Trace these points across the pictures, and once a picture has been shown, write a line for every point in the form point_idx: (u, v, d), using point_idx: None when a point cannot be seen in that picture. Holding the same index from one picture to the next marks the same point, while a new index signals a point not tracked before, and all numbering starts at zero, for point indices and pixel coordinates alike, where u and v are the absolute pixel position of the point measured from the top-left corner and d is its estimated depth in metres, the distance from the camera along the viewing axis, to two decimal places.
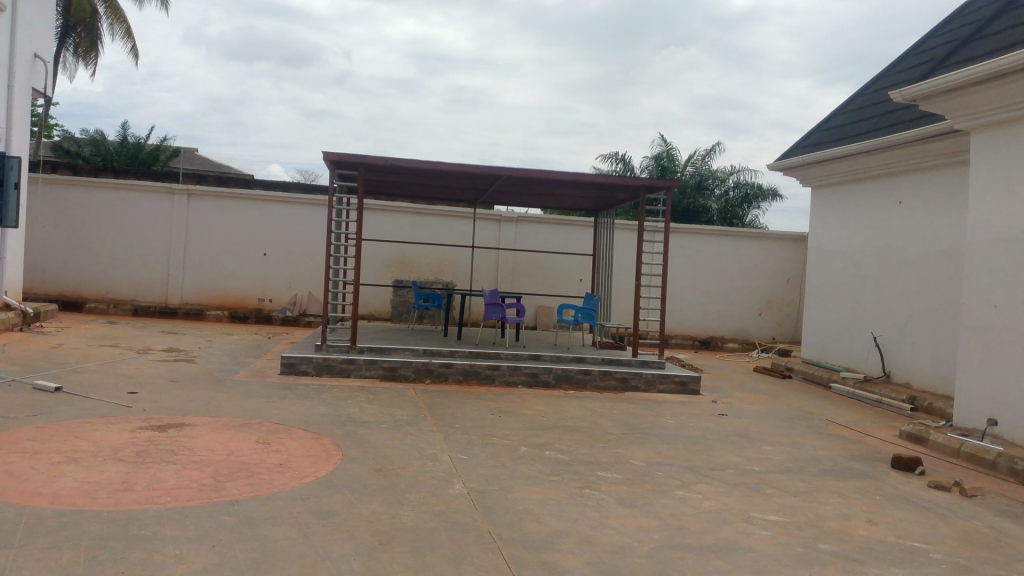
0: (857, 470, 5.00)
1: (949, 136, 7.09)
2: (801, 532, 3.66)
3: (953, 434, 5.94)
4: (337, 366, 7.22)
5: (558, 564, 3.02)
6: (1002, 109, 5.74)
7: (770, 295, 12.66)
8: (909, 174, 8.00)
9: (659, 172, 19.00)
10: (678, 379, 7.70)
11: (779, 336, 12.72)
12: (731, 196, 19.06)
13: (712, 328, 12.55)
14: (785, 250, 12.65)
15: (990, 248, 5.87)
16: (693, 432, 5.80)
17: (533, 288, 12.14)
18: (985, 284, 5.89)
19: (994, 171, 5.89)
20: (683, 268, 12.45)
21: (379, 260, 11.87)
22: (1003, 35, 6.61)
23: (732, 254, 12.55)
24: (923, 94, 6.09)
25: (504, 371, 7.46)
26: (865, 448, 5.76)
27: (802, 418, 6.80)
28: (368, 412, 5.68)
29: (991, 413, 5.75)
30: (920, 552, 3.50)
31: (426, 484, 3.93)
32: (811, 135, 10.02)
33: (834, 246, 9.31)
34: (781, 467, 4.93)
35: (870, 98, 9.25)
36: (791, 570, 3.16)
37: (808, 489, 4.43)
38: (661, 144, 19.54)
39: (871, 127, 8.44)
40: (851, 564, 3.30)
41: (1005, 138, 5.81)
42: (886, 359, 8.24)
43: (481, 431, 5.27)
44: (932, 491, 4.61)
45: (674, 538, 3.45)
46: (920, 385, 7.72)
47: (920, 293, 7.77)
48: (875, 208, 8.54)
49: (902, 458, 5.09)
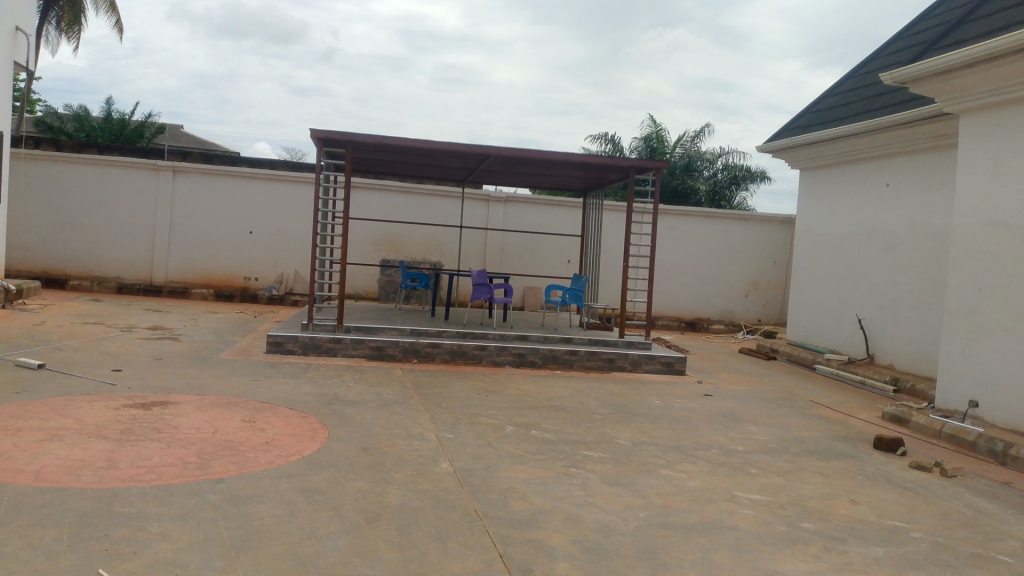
0: (840, 450, 5.06)
1: (938, 120, 7.12)
2: (784, 511, 3.70)
3: (935, 416, 6.00)
4: (323, 346, 7.20)
5: (543, 543, 3.04)
6: (993, 94, 5.76)
7: (756, 277, 12.72)
8: (897, 158, 8.03)
9: (648, 153, 19.00)
10: (664, 359, 7.75)
11: (764, 318, 12.79)
12: (719, 178, 19.11)
13: (698, 310, 12.58)
14: (771, 233, 12.69)
15: (977, 232, 5.91)
16: (679, 412, 5.83)
17: (521, 268, 12.14)
18: (971, 267, 5.93)
19: (984, 155, 5.91)
20: (671, 250, 12.46)
21: (367, 239, 11.81)
22: (994, 18, 6.61)
23: (720, 236, 12.56)
24: (914, 76, 6.11)
25: (491, 352, 7.46)
26: (849, 428, 5.82)
27: (786, 399, 6.86)
28: (354, 391, 5.66)
29: (973, 395, 5.82)
30: (901, 531, 3.55)
31: (412, 463, 3.93)
32: (801, 117, 10.02)
33: (821, 228, 9.34)
34: (765, 446, 4.97)
35: (860, 80, 9.25)
36: (775, 549, 3.20)
37: (792, 469, 4.47)
38: (650, 124, 19.56)
39: (861, 110, 8.44)
40: (833, 543, 3.34)
41: (995, 123, 5.83)
42: (870, 341, 8.30)
43: (467, 411, 5.28)
44: (913, 472, 4.66)
45: (658, 516, 3.47)
46: (904, 366, 7.79)
47: (906, 277, 7.82)
48: (863, 190, 8.57)
49: (884, 438, 5.13)
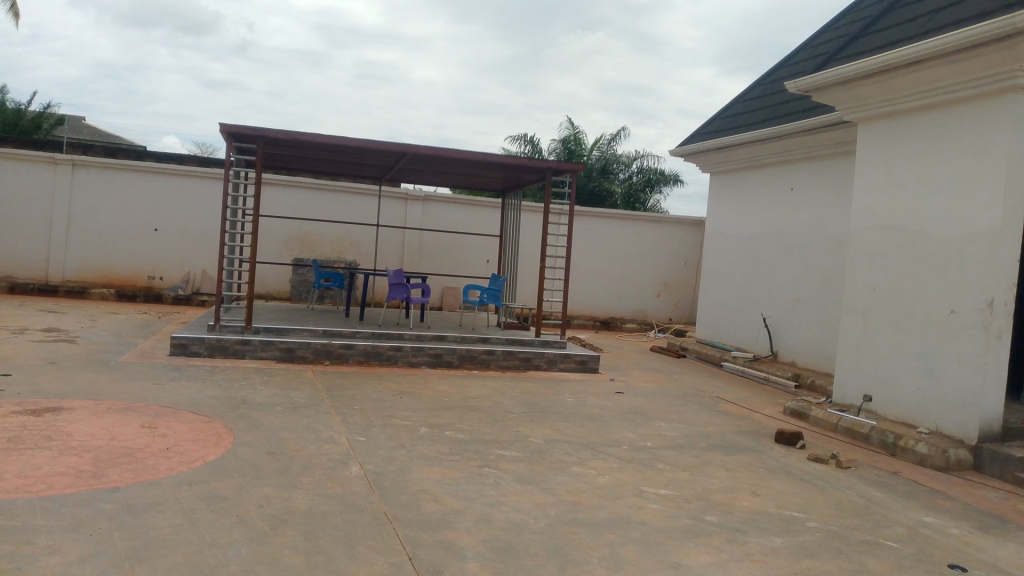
0: (744, 445, 5.24)
1: (838, 128, 7.47)
2: (689, 505, 3.81)
3: (832, 410, 6.29)
4: (231, 347, 6.99)
5: (453, 544, 3.03)
6: (888, 103, 6.09)
7: (668, 277, 13.05)
8: (800, 163, 8.38)
9: (566, 155, 19.25)
10: (579, 358, 7.86)
11: (675, 317, 13.14)
12: (634, 181, 19.51)
13: (612, 309, 12.81)
14: (682, 234, 13.05)
15: (873, 235, 6.24)
16: (592, 410, 5.92)
17: (437, 268, 12.10)
18: (868, 268, 6.25)
19: (880, 162, 6.24)
20: (586, 250, 12.65)
21: (279, 237, 11.53)
22: (889, 32, 6.98)
23: (633, 237, 12.83)
24: (817, 85, 6.39)
25: (406, 352, 7.39)
26: (752, 423, 6.04)
27: (695, 396, 7.06)
28: (263, 394, 5.52)
29: (867, 390, 6.14)
30: (798, 521, 3.70)
31: (321, 467, 3.85)
32: (712, 122, 10.34)
33: (729, 231, 9.65)
34: (673, 442, 5.10)
35: (767, 88, 9.60)
36: (679, 542, 3.28)
37: (698, 464, 4.61)
38: (568, 127, 19.82)
39: (768, 116, 8.77)
40: (735, 534, 3.45)
41: (890, 131, 6.16)
42: (774, 339, 8.63)
43: (380, 413, 5.22)
44: (811, 464, 4.87)
45: (568, 513, 3.51)
46: (804, 363, 8.13)
47: (807, 277, 8.18)
48: (769, 194, 8.91)
49: (784, 432, 5.34)
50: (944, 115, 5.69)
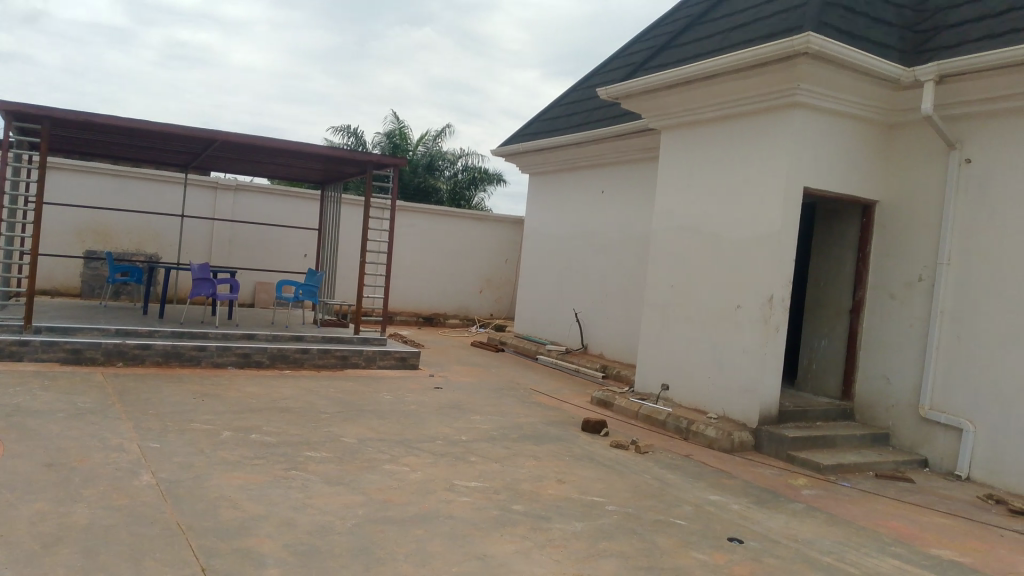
0: (554, 435, 5.45)
1: (645, 135, 7.95)
2: (497, 496, 3.91)
3: (635, 398, 6.69)
4: (6, 349, 6.29)
5: (252, 551, 2.92)
6: (689, 113, 6.57)
7: (489, 274, 13.29)
8: (611, 166, 8.84)
9: (391, 149, 19.09)
10: (398, 354, 7.82)
11: (496, 313, 13.42)
12: (459, 178, 19.69)
13: (434, 305, 12.84)
14: (503, 232, 13.34)
15: (674, 235, 6.71)
16: (408, 406, 5.92)
17: (252, 263, 11.57)
18: (668, 265, 6.72)
19: (682, 168, 6.73)
20: (408, 246, 12.59)
21: (70, 227, 10.53)
22: (689, 47, 7.52)
23: (456, 234, 12.94)
24: (626, 93, 6.77)
25: (212, 352, 7.01)
26: (562, 414, 6.29)
27: (510, 389, 7.25)
28: (44, 400, 5.02)
29: (666, 379, 6.61)
30: (598, 506, 3.91)
31: (107, 478, 3.57)
32: (531, 123, 10.65)
33: (546, 229, 9.99)
34: (486, 435, 5.21)
35: (582, 93, 10.04)
36: (485, 533, 3.36)
37: (509, 455, 4.74)
38: (393, 122, 19.66)
39: (582, 120, 9.17)
40: (539, 522, 3.59)
41: (690, 140, 6.66)
42: (585, 333, 9.04)
43: (180, 417, 4.91)
44: (613, 450, 5.16)
45: (377, 512, 3.49)
46: (612, 355, 8.58)
47: (616, 274, 8.64)
48: (582, 195, 9.32)
49: (590, 421, 5.62)
50: (734, 127, 6.24)
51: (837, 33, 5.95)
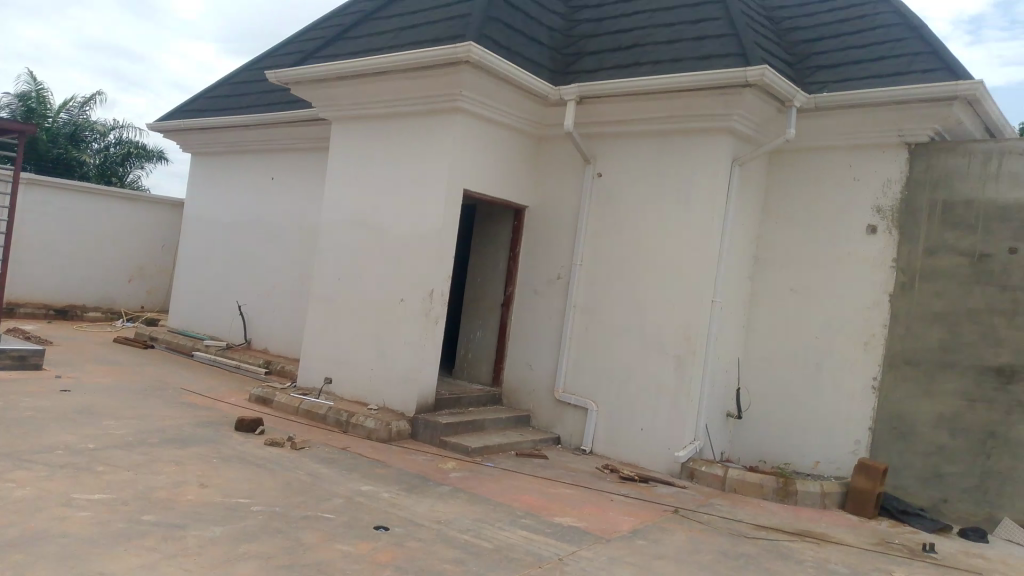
0: (202, 436, 5.12)
1: (315, 124, 7.82)
2: (125, 507, 3.56)
3: (296, 393, 6.54)
4: None
5: None
6: (358, 106, 6.60)
7: (142, 261, 12.09)
8: (280, 154, 8.55)
9: (22, 112, 16.48)
10: (15, 353, 6.77)
11: (150, 305, 12.25)
12: (111, 153, 17.64)
13: (72, 296, 11.32)
14: (160, 217, 12.22)
15: (340, 228, 6.70)
16: (21, 414, 5.13)
17: None
18: (335, 258, 6.69)
19: (350, 160, 6.74)
20: (39, 227, 10.95)
21: None
22: (361, 40, 7.55)
23: (101, 216, 11.55)
24: (294, 79, 6.60)
25: None
26: (215, 413, 5.94)
27: (157, 389, 6.66)
28: None
29: (329, 373, 6.57)
30: (242, 507, 3.75)
31: None
32: (195, 100, 9.90)
33: (209, 216, 9.36)
34: (120, 441, 4.72)
35: (252, 75, 9.57)
36: (104, 550, 3.04)
37: (145, 461, 4.34)
38: (27, 81, 16.99)
39: (251, 103, 8.74)
40: (172, 531, 3.34)
41: (358, 133, 6.69)
42: (249, 327, 8.63)
43: None
44: (266, 448, 4.99)
45: None
46: (276, 350, 8.30)
47: (282, 266, 8.38)
48: (249, 182, 8.89)
49: (245, 419, 5.38)
50: (401, 125, 6.40)
51: (496, 46, 6.39)
